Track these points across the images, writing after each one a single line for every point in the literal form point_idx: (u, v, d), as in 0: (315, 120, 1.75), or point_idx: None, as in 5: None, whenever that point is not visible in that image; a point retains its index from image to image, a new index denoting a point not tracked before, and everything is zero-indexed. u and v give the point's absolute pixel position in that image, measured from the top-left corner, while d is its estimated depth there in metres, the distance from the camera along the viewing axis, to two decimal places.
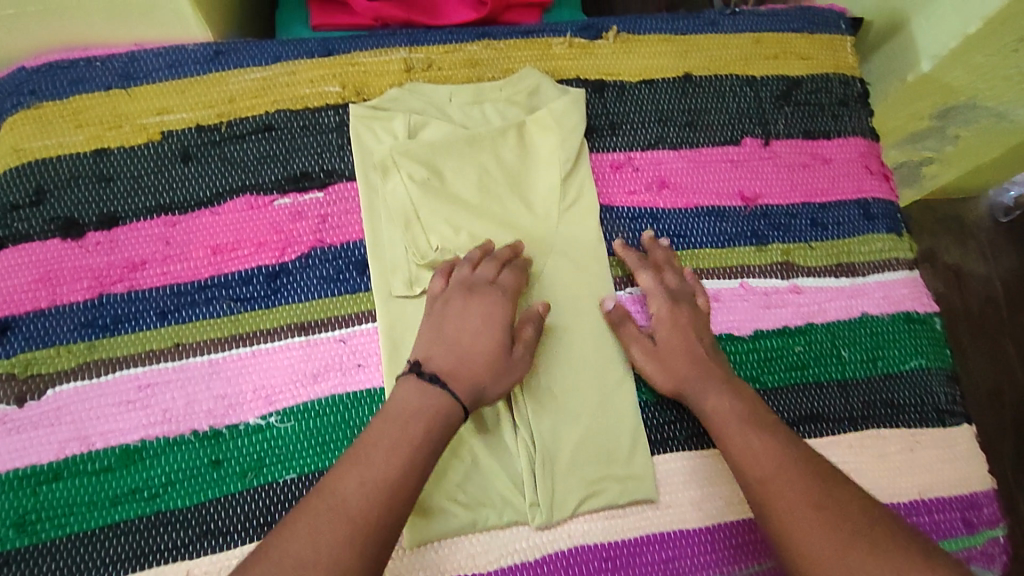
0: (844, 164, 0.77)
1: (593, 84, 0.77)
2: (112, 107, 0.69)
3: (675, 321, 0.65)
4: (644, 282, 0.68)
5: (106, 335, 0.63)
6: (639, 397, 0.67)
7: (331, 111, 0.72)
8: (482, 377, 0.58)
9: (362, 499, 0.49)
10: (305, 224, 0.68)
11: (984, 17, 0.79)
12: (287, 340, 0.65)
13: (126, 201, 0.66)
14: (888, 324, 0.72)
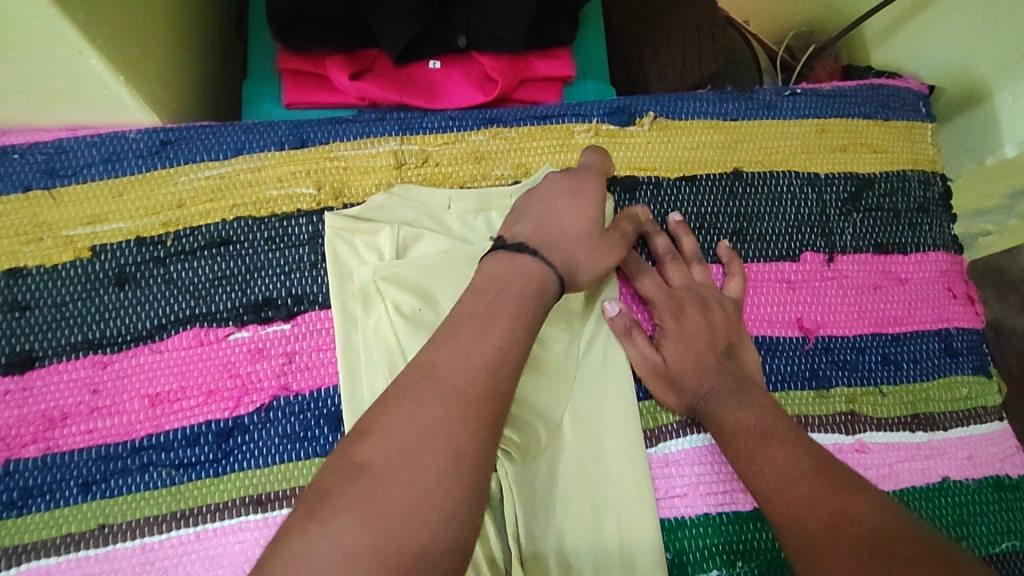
0: (923, 285, 0.65)
1: (623, 181, 0.63)
2: (32, 214, 0.56)
3: (683, 329, 0.58)
4: (645, 290, 0.60)
5: (12, 515, 0.50)
6: None
7: (303, 219, 0.59)
8: (574, 245, 0.51)
9: (457, 372, 0.40)
10: (266, 365, 0.55)
11: None
12: (239, 518, 0.52)
13: (45, 336, 0.54)
14: (973, 491, 0.59)
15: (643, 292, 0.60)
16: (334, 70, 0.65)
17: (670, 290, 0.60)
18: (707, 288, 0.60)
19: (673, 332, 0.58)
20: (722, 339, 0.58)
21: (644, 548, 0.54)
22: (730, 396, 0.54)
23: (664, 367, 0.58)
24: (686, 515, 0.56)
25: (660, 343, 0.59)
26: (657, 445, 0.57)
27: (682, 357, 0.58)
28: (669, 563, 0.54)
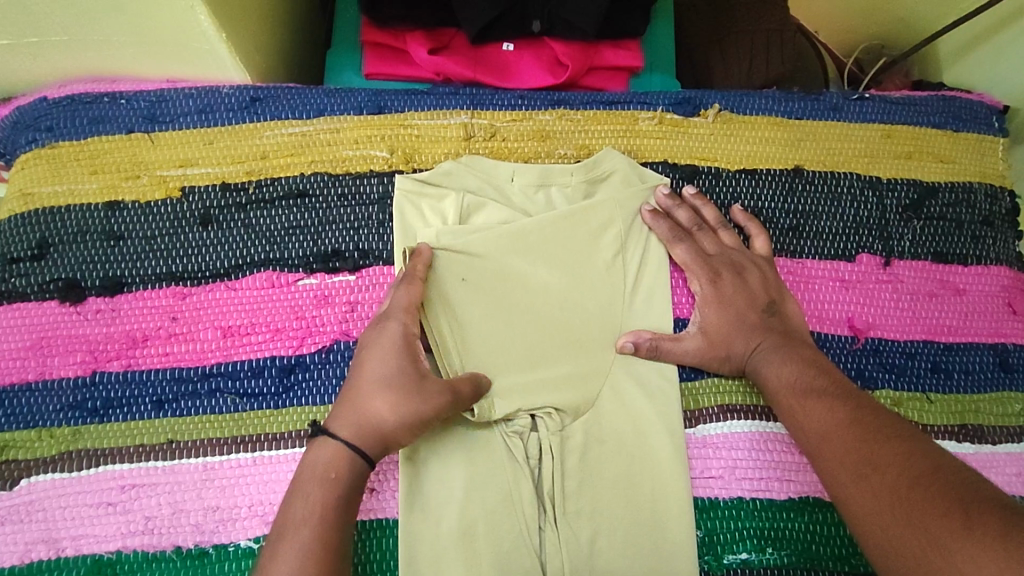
0: (982, 298, 0.64)
1: (683, 170, 0.65)
2: (132, 153, 0.61)
3: (722, 297, 0.59)
4: (679, 256, 0.61)
5: (95, 421, 0.55)
6: (703, 565, 0.55)
7: (375, 179, 0.62)
8: (375, 397, 0.50)
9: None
10: (330, 311, 0.59)
11: None
12: (293, 449, 0.55)
13: (135, 264, 0.59)
14: None
15: (678, 259, 0.61)
16: (414, 45, 0.69)
17: (708, 256, 0.61)
18: (743, 275, 0.60)
19: (713, 300, 0.59)
20: (760, 307, 0.59)
21: (674, 522, 0.55)
22: (774, 359, 0.55)
23: (706, 335, 0.59)
24: (719, 496, 0.56)
25: (698, 310, 0.60)
26: (696, 426, 0.58)
27: (724, 327, 0.58)
28: (699, 541, 0.55)
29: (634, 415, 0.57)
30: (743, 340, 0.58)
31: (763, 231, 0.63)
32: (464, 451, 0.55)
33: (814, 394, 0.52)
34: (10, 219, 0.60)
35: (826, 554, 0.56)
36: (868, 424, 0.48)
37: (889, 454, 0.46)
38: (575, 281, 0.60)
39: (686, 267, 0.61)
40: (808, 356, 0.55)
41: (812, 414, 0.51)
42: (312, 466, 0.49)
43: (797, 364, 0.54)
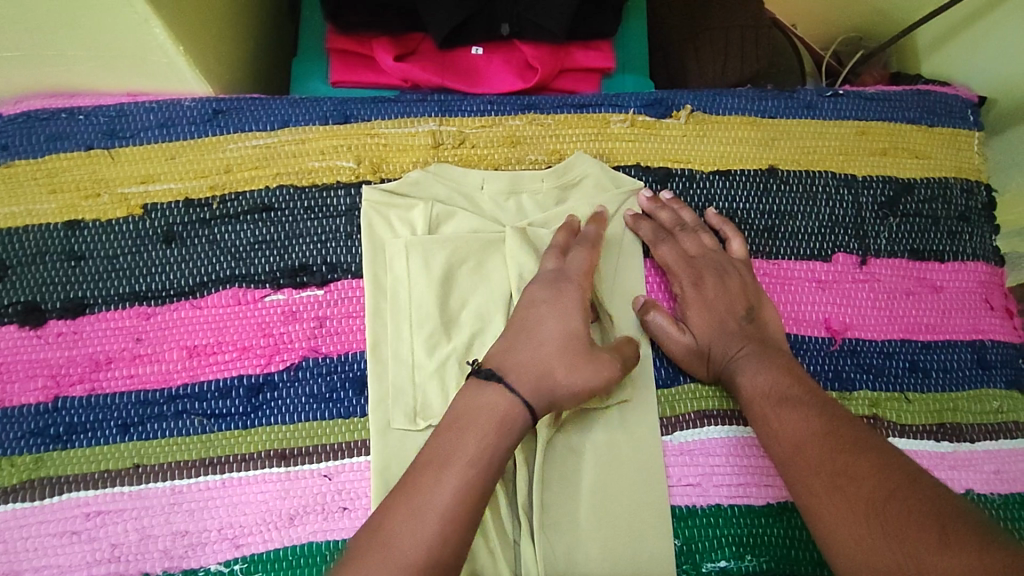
0: (958, 295, 0.63)
1: (656, 173, 0.64)
2: (91, 171, 0.60)
3: (703, 300, 0.58)
4: (663, 256, 0.60)
5: (57, 448, 0.54)
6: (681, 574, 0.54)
7: (342, 191, 0.61)
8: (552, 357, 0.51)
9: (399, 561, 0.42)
10: (298, 327, 0.58)
11: None
12: (263, 470, 0.54)
13: (97, 285, 0.57)
14: (999, 507, 0.57)
15: (661, 259, 0.61)
16: (380, 51, 0.67)
17: (690, 258, 0.60)
18: (723, 277, 0.59)
19: (694, 303, 0.59)
20: (739, 312, 0.58)
21: (649, 534, 0.54)
22: (750, 365, 0.55)
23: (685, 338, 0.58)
24: (696, 504, 0.56)
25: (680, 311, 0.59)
26: (673, 433, 0.57)
27: (704, 331, 0.57)
28: (676, 550, 0.55)
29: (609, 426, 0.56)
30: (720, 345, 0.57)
31: (739, 233, 0.62)
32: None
33: (789, 403, 0.51)
34: None
35: (804, 558, 0.55)
36: (843, 435, 0.48)
37: (864, 468, 0.45)
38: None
39: (668, 268, 0.60)
40: (783, 364, 0.55)
41: (784, 422, 0.51)
42: (485, 411, 0.48)
43: (772, 372, 0.54)
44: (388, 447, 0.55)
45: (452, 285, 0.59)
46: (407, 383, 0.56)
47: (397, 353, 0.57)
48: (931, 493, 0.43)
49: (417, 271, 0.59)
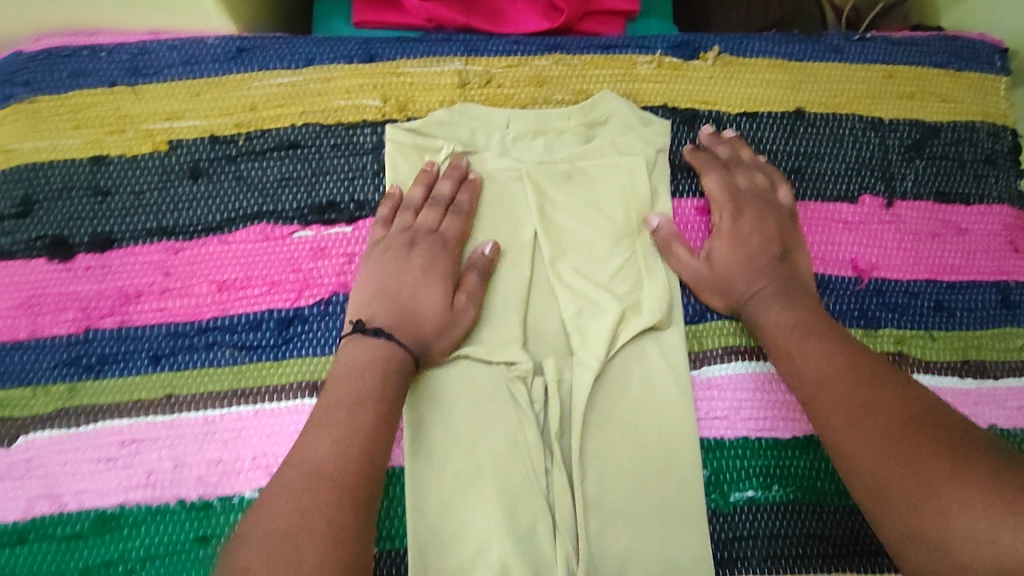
0: (983, 237, 0.63)
1: (683, 114, 0.64)
2: (115, 107, 0.59)
3: (739, 234, 0.59)
4: (711, 186, 0.61)
5: (90, 378, 0.54)
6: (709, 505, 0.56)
7: (368, 129, 0.61)
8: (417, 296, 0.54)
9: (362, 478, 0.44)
10: (327, 264, 0.58)
11: None
12: (296, 401, 0.55)
13: (124, 220, 0.57)
14: (1021, 442, 0.58)
15: (707, 188, 0.61)
16: None
17: (737, 190, 0.60)
18: (767, 217, 0.59)
19: (731, 241, 0.59)
20: (777, 254, 0.58)
21: (679, 465, 0.55)
22: (775, 302, 0.55)
23: (709, 268, 0.58)
24: (724, 437, 0.57)
25: (711, 242, 0.60)
26: (701, 368, 0.58)
27: (735, 262, 0.58)
28: (706, 480, 0.56)
29: (638, 360, 0.57)
30: (744, 283, 0.57)
31: (784, 180, 0.62)
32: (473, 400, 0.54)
33: (812, 338, 0.52)
34: None
35: (836, 493, 0.56)
36: (863, 368, 0.48)
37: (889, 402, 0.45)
38: (576, 221, 0.60)
39: (714, 199, 0.61)
40: (810, 305, 0.55)
41: (806, 360, 0.51)
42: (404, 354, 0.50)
43: (795, 309, 0.54)
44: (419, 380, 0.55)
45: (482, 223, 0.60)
46: None
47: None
48: (955, 423, 0.43)
49: (444, 207, 0.58)
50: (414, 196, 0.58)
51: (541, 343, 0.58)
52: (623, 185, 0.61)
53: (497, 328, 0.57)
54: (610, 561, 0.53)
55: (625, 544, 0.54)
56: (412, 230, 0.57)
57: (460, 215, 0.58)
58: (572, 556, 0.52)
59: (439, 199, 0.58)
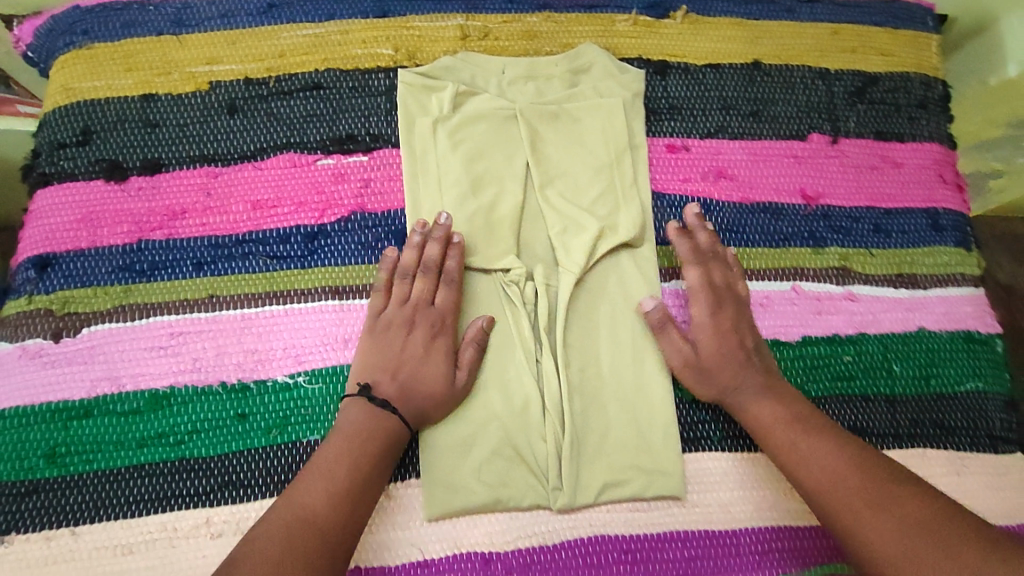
0: (917, 170, 0.73)
1: (655, 65, 0.73)
2: (162, 53, 0.68)
3: (716, 328, 0.62)
4: (689, 278, 0.64)
5: (143, 281, 0.62)
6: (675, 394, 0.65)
7: (382, 74, 0.70)
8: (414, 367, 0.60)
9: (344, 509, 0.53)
10: (347, 187, 0.66)
11: None
12: (320, 302, 0.63)
13: (171, 148, 0.66)
14: (945, 341, 0.68)
15: (688, 280, 0.64)
16: None
17: (713, 286, 0.64)
18: (738, 338, 0.62)
19: (706, 331, 0.62)
20: (749, 343, 0.63)
21: (650, 359, 0.64)
22: (751, 399, 0.60)
23: (691, 358, 0.62)
24: None
25: (694, 335, 0.63)
26: (670, 281, 0.68)
27: (713, 356, 0.62)
28: None
29: (615, 271, 0.66)
30: (723, 377, 0.61)
31: (742, 123, 0.72)
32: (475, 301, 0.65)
33: (814, 433, 0.57)
34: (55, 110, 0.66)
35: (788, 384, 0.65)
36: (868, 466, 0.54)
37: (899, 501, 0.51)
38: (563, 153, 0.69)
39: (693, 291, 0.64)
40: (797, 404, 0.60)
41: (812, 455, 0.56)
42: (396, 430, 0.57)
43: (780, 405, 0.60)
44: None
45: (485, 154, 0.68)
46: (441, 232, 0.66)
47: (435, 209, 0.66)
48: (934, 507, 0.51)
49: (449, 142, 0.67)
50: (409, 261, 0.63)
51: (532, 256, 0.67)
52: (605, 123, 0.69)
53: (494, 241, 0.66)
54: (590, 438, 0.62)
55: (603, 424, 0.62)
56: (409, 303, 0.62)
57: (450, 284, 0.63)
58: (558, 430, 0.61)
59: (429, 266, 0.62)
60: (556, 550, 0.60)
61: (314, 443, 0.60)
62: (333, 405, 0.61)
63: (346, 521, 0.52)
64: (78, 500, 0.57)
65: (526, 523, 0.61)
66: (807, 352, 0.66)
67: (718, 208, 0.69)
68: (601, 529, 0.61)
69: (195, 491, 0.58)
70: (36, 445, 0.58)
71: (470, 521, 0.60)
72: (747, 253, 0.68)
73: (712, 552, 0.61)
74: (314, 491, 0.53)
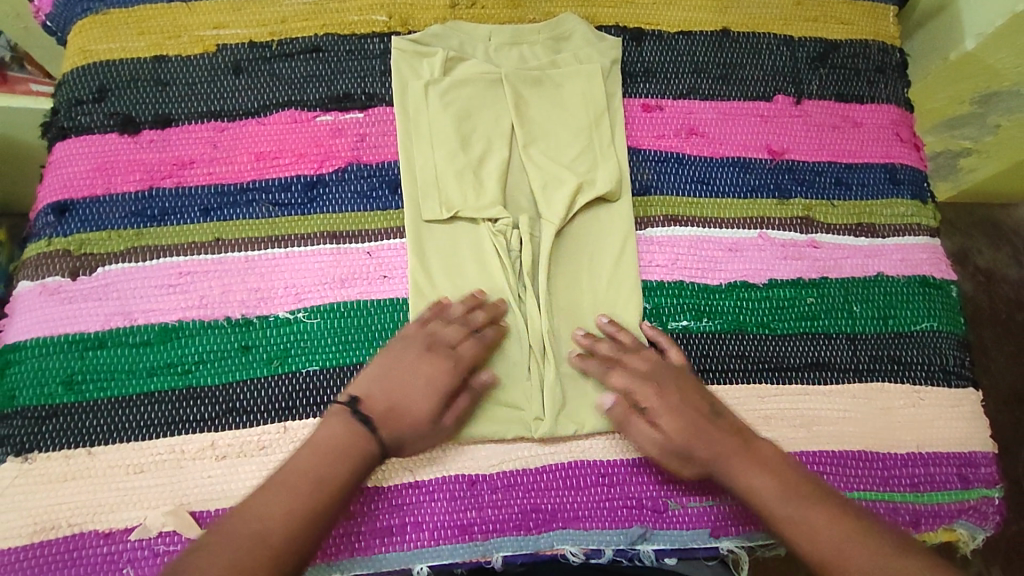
0: (875, 129, 0.78)
1: (631, 32, 0.78)
2: (173, 19, 0.73)
3: (672, 408, 0.61)
4: (619, 379, 0.63)
5: (154, 225, 0.67)
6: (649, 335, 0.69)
7: (377, 39, 0.75)
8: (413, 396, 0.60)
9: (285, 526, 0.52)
10: (343, 141, 0.71)
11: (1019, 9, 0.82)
12: (318, 246, 0.68)
13: (180, 105, 0.71)
14: (902, 285, 0.73)
15: (616, 382, 0.64)
16: None
17: (645, 373, 0.63)
18: (695, 407, 0.61)
19: (665, 410, 0.61)
20: (707, 412, 0.61)
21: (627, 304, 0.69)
22: (736, 467, 0.59)
23: (665, 444, 0.61)
24: (663, 280, 0.71)
25: (656, 420, 0.61)
26: (645, 229, 0.72)
27: (681, 432, 0.60)
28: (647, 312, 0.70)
29: (594, 224, 0.71)
30: (703, 451, 0.60)
31: (712, 85, 0.77)
32: (464, 249, 0.69)
33: (807, 502, 0.56)
34: (73, 70, 0.71)
35: (754, 323, 0.70)
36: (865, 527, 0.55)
37: (909, 565, 0.52)
38: (545, 114, 0.74)
39: (628, 387, 0.63)
40: (775, 467, 0.59)
41: (818, 521, 0.55)
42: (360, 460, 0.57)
43: (770, 475, 0.58)
44: (421, 234, 0.69)
45: (472, 115, 0.73)
46: (432, 184, 0.70)
47: (427, 164, 0.71)
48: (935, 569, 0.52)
49: (440, 103, 0.72)
50: (456, 310, 0.65)
51: (516, 209, 0.71)
52: (585, 85, 0.74)
53: (481, 194, 0.70)
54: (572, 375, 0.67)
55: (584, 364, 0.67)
56: (431, 334, 0.63)
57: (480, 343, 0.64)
58: (542, 368, 0.66)
59: (470, 323, 0.64)
60: (537, 474, 0.64)
61: (313, 374, 0.65)
62: (330, 338, 0.66)
63: (301, 539, 0.52)
64: (92, 424, 0.61)
65: (509, 449, 0.65)
66: (773, 294, 0.71)
67: (690, 162, 0.75)
68: (580, 455, 0.65)
69: (201, 416, 0.63)
70: (55, 373, 0.62)
71: (458, 447, 0.64)
72: (717, 204, 0.74)
73: (685, 475, 0.65)
74: (274, 505, 0.53)
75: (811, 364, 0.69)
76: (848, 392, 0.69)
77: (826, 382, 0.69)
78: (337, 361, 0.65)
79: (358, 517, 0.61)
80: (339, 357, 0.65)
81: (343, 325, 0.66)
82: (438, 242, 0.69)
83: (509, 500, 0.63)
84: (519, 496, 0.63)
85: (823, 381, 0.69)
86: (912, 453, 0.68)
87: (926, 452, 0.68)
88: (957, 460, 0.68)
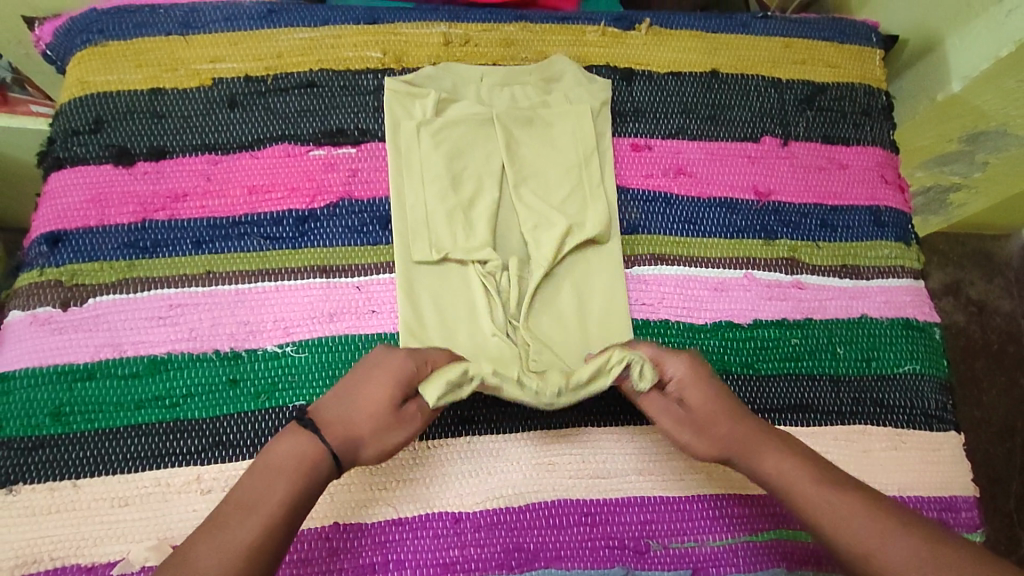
0: (861, 171, 0.79)
1: (621, 72, 0.79)
2: (171, 52, 0.74)
3: (705, 426, 0.60)
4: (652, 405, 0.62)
5: (146, 257, 0.68)
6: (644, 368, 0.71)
7: (371, 75, 0.76)
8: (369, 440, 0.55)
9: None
10: (336, 175, 0.72)
11: (1000, 54, 0.83)
12: (308, 279, 0.69)
13: (175, 137, 0.72)
14: (886, 327, 0.74)
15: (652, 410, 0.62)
16: None
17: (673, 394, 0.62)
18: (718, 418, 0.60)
19: (700, 432, 0.60)
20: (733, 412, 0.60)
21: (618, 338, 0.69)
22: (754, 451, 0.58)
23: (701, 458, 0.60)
24: (649, 319, 0.71)
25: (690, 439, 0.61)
26: (633, 268, 0.73)
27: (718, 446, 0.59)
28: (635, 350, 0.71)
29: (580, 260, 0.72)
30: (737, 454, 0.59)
31: (700, 126, 0.78)
32: (454, 292, 0.70)
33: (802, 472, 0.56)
34: (71, 101, 0.73)
35: (738, 363, 0.71)
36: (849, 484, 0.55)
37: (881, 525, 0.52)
38: (536, 156, 0.75)
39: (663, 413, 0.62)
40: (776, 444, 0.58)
41: (832, 498, 0.54)
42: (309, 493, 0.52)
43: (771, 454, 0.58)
44: (411, 276, 0.69)
45: (463, 156, 0.74)
46: (422, 224, 0.71)
47: (419, 208, 0.72)
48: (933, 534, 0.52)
49: (432, 142, 0.73)
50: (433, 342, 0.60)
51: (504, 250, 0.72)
52: (577, 127, 0.76)
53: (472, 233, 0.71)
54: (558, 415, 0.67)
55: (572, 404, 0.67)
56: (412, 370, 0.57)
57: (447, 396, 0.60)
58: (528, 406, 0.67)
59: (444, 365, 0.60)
60: (519, 513, 0.64)
61: (299, 409, 0.65)
62: (317, 373, 0.66)
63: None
64: (78, 456, 0.62)
65: (493, 486, 0.65)
66: (757, 334, 0.72)
67: (677, 202, 0.76)
68: (564, 493, 0.65)
69: (186, 450, 0.63)
70: (42, 404, 0.63)
71: (442, 483, 0.64)
72: (703, 243, 0.75)
73: (667, 516, 0.66)
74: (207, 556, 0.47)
75: (794, 406, 0.70)
76: (830, 434, 0.70)
77: (809, 424, 0.70)
78: (324, 396, 0.66)
79: (340, 554, 0.62)
80: (326, 392, 0.66)
81: (331, 360, 0.67)
82: (427, 283, 0.70)
83: (492, 539, 0.63)
84: (501, 535, 0.64)
85: (806, 423, 0.70)
86: (893, 496, 0.68)
87: (906, 496, 0.69)
88: (937, 505, 0.69)
